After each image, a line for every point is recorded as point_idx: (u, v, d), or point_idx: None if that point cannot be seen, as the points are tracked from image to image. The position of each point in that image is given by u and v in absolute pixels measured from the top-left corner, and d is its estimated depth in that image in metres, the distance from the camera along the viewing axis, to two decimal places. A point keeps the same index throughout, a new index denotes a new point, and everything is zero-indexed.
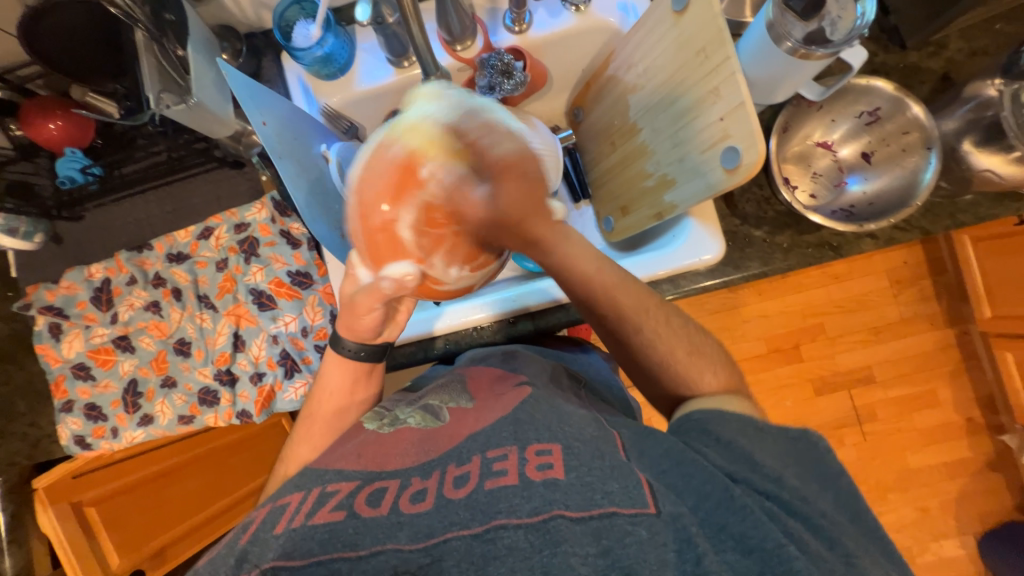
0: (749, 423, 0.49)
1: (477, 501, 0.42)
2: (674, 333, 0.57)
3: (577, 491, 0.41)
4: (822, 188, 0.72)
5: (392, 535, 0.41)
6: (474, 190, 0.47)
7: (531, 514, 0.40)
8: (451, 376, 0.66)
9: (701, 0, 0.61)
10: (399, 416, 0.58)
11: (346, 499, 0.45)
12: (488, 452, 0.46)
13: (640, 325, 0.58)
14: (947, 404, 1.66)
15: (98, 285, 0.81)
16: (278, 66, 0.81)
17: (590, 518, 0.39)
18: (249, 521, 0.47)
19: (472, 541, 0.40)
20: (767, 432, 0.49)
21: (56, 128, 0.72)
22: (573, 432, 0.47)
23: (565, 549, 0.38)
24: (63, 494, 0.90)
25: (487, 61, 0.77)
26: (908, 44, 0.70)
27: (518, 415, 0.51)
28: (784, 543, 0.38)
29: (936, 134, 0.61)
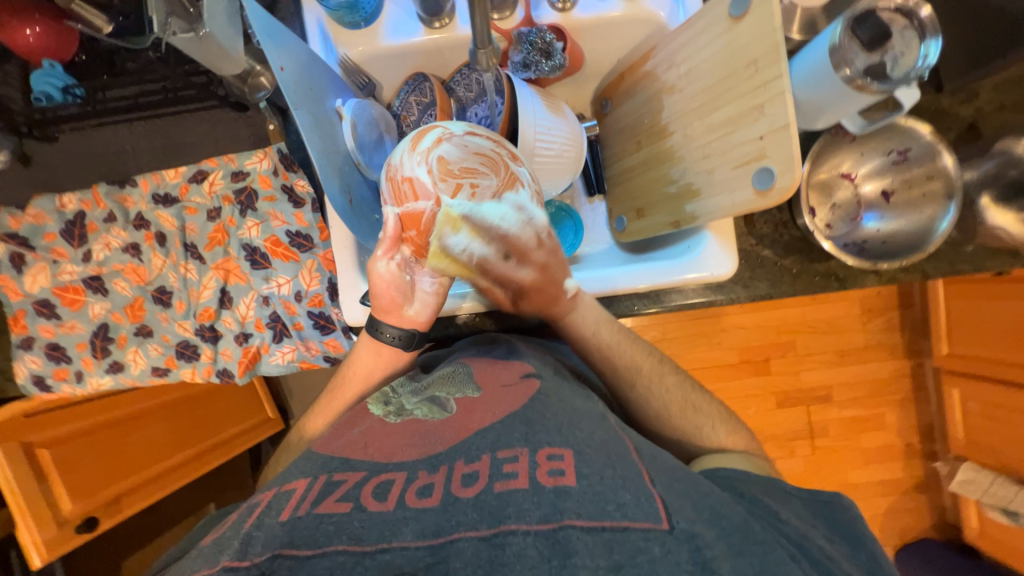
0: (765, 482, 0.54)
1: (485, 503, 0.44)
2: (668, 387, 0.67)
3: (590, 500, 0.44)
4: (838, 220, 0.72)
5: (398, 533, 0.42)
6: (491, 156, 0.58)
7: (540, 521, 0.42)
8: (455, 364, 0.64)
9: (761, 10, 0.59)
10: (405, 406, 0.59)
11: (352, 491, 0.46)
12: (498, 453, 0.48)
13: (640, 368, 0.67)
14: (891, 429, 1.78)
15: (71, 217, 0.75)
16: (295, 5, 0.74)
17: (603, 529, 0.42)
18: (255, 505, 0.48)
19: (480, 544, 0.41)
20: (781, 490, 0.54)
21: (32, 35, 0.65)
22: (582, 438, 0.50)
23: (575, 561, 0.40)
24: (14, 432, 0.85)
25: (527, 35, 0.73)
26: (945, 87, 0.70)
27: (528, 414, 0.53)
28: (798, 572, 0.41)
29: (960, 184, 0.62)
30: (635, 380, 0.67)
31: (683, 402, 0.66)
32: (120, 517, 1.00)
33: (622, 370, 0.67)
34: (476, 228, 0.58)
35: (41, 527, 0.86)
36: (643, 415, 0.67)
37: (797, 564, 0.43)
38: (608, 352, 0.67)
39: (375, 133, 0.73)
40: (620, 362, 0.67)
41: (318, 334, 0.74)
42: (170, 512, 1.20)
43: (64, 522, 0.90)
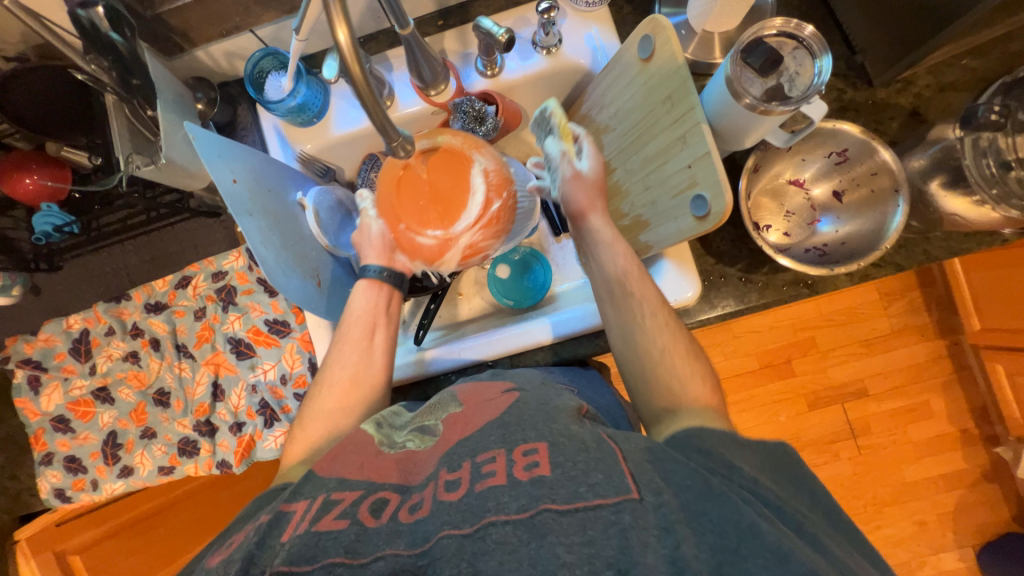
0: (728, 437, 0.51)
1: (468, 505, 0.46)
2: (675, 336, 0.61)
3: (564, 486, 0.45)
4: (795, 225, 0.73)
5: (391, 541, 0.45)
6: (446, 174, 0.70)
7: (519, 511, 0.44)
8: (442, 395, 0.68)
9: (665, 50, 0.62)
10: (396, 438, 0.60)
11: (350, 508, 0.48)
12: (477, 457, 0.50)
13: (656, 305, 0.62)
14: (940, 416, 1.65)
15: (77, 336, 0.82)
16: (253, 114, 0.82)
17: (575, 510, 0.43)
18: (256, 523, 0.50)
19: (464, 541, 0.43)
20: (745, 442, 0.51)
21: (31, 183, 0.74)
22: (555, 429, 0.51)
23: (551, 539, 0.42)
24: (48, 543, 0.92)
25: (460, 105, 0.79)
26: (875, 82, 0.71)
27: (505, 419, 0.55)
28: (756, 521, 0.42)
29: (903, 178, 0.61)
30: (646, 315, 0.62)
31: (688, 352, 0.60)
32: None
33: (636, 300, 0.63)
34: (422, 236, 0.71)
35: None
36: (646, 348, 0.60)
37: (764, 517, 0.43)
38: (623, 286, 0.63)
39: (338, 215, 0.79)
40: (636, 295, 0.63)
41: None
42: None
43: None
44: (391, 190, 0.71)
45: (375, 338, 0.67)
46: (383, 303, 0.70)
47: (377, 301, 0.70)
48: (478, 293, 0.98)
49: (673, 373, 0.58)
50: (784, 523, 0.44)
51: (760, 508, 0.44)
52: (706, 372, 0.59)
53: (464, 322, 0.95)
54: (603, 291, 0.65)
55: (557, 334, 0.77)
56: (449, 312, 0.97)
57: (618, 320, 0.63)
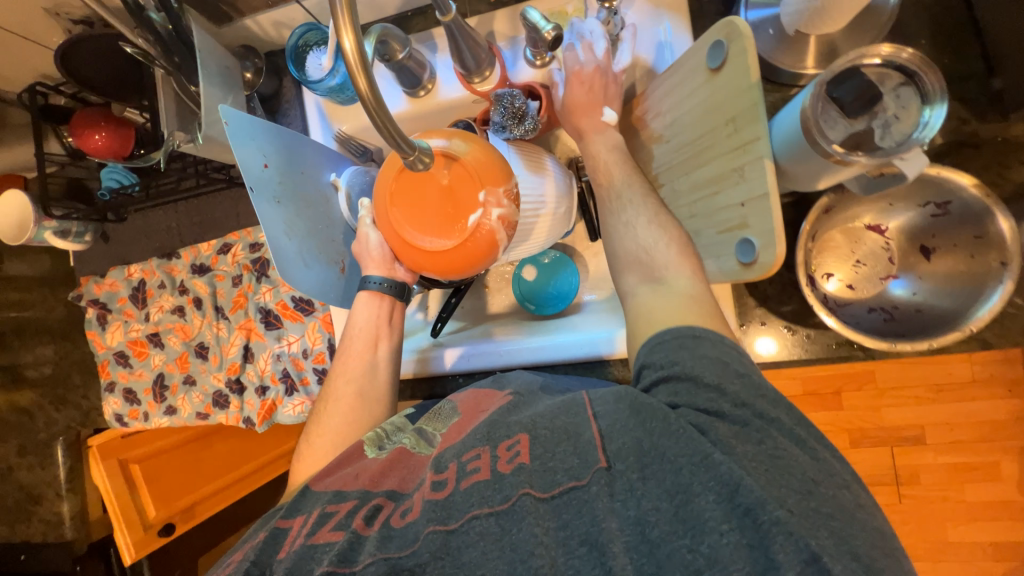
0: (686, 332, 0.49)
1: (452, 502, 0.47)
2: (656, 217, 0.59)
3: (540, 474, 0.45)
4: (863, 279, 0.62)
5: (381, 547, 0.46)
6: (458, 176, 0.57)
7: (502, 501, 0.45)
8: (444, 402, 0.68)
9: (738, 62, 0.52)
10: (393, 440, 0.62)
11: (344, 520, 0.51)
12: (462, 457, 0.51)
13: (630, 185, 0.62)
14: (1010, 483, 1.45)
15: (136, 284, 0.90)
16: (297, 87, 0.81)
17: (552, 497, 0.44)
18: (255, 540, 0.53)
19: (448, 536, 0.45)
20: (706, 341, 0.48)
21: (100, 139, 0.78)
22: (542, 421, 0.50)
23: (529, 522, 0.43)
24: (114, 451, 1.06)
25: (500, 97, 0.71)
26: (1013, 115, 0.57)
27: (493, 420, 0.54)
28: (709, 453, 0.40)
29: (1017, 252, 0.49)
30: (619, 201, 0.61)
31: (665, 229, 0.58)
32: (191, 523, 1.17)
33: (620, 188, 0.62)
34: (424, 240, 0.59)
35: (131, 531, 1.03)
36: (624, 230, 0.60)
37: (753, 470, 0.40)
38: (602, 173, 0.64)
39: None
40: (613, 181, 0.63)
41: None
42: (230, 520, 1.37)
43: (148, 527, 1.07)
44: (388, 188, 0.60)
45: (378, 348, 0.70)
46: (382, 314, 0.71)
47: (379, 313, 0.71)
48: (503, 289, 0.95)
49: (648, 250, 0.57)
50: (745, 441, 0.42)
51: (727, 446, 0.41)
52: (694, 258, 0.56)
53: (489, 317, 0.94)
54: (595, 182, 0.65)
55: (566, 357, 0.75)
56: (471, 304, 0.96)
57: (606, 209, 0.63)
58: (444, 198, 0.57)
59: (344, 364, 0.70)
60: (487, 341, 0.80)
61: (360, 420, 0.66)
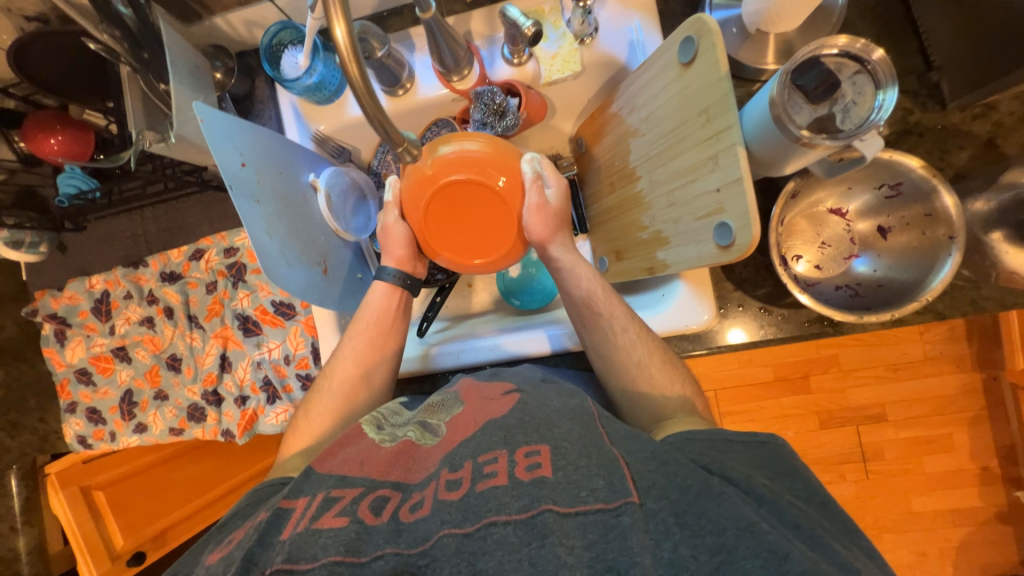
0: (719, 436, 0.52)
1: (470, 504, 0.46)
2: (649, 348, 0.64)
3: (564, 490, 0.45)
4: (828, 260, 0.67)
5: (392, 540, 0.45)
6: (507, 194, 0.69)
7: (520, 511, 0.44)
8: (445, 394, 0.68)
9: (708, 56, 0.55)
10: (398, 432, 0.62)
11: (350, 506, 0.49)
12: (479, 458, 0.50)
13: (628, 319, 0.66)
14: (962, 452, 1.55)
15: (98, 296, 0.86)
16: (271, 88, 0.79)
17: (576, 514, 0.44)
18: (255, 520, 0.52)
19: (463, 539, 0.44)
20: (735, 442, 0.52)
21: (56, 145, 0.74)
22: (565, 433, 0.51)
23: (553, 540, 0.42)
24: (74, 478, 0.99)
25: (481, 95, 0.73)
26: (949, 105, 0.62)
27: (510, 421, 0.54)
28: (755, 522, 0.41)
29: (961, 225, 0.54)
30: (620, 331, 0.65)
31: (662, 359, 0.64)
32: (166, 549, 1.10)
33: (605, 321, 0.66)
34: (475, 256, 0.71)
35: (96, 563, 0.97)
36: (625, 368, 0.64)
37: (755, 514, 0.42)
38: (602, 301, 0.67)
39: (351, 199, 0.78)
40: (609, 315, 0.66)
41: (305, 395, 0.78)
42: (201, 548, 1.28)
43: (115, 557, 1.01)
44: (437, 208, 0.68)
45: (387, 340, 0.71)
46: (392, 301, 0.73)
47: (391, 304, 0.73)
48: (489, 286, 0.96)
49: (654, 383, 0.62)
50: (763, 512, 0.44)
51: (760, 511, 0.43)
52: (683, 372, 0.64)
53: (473, 315, 0.94)
54: (575, 312, 0.68)
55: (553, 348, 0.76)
56: (455, 304, 0.96)
57: (597, 344, 0.66)
58: (484, 212, 0.69)
59: (348, 348, 0.70)
60: (477, 336, 0.81)
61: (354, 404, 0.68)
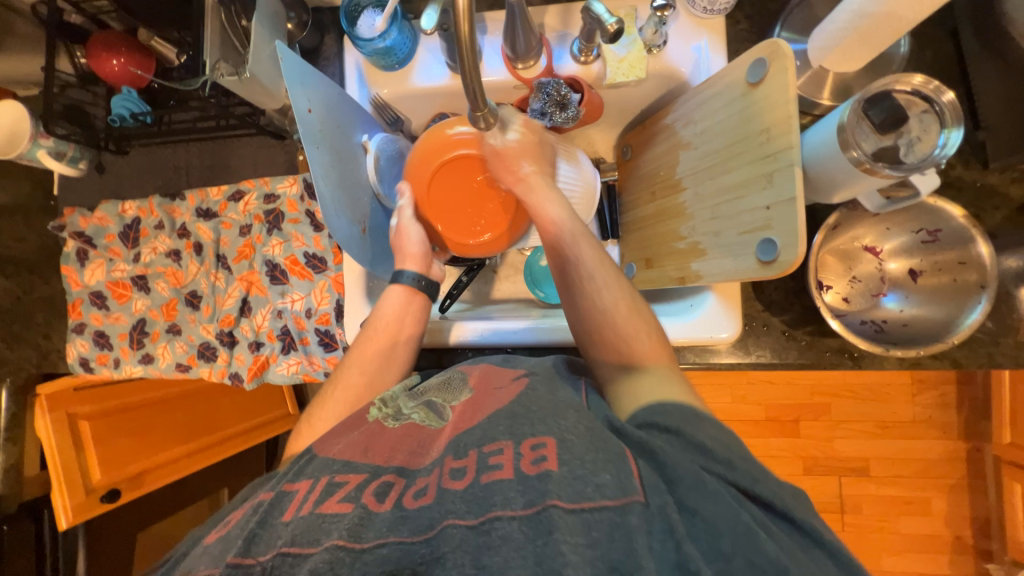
0: (688, 408, 0.50)
1: (473, 494, 0.45)
2: (618, 292, 0.62)
3: (569, 484, 0.43)
4: (857, 294, 0.68)
5: (395, 529, 0.44)
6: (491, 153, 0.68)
7: (526, 506, 0.42)
8: (451, 373, 0.66)
9: (777, 78, 0.57)
10: (402, 409, 0.60)
11: (355, 493, 0.48)
12: (484, 447, 0.49)
13: (599, 263, 0.63)
14: (938, 518, 1.53)
15: (129, 222, 0.86)
16: (339, 47, 0.80)
17: (581, 510, 0.41)
18: (258, 502, 0.51)
19: (468, 532, 0.42)
20: (708, 418, 0.49)
21: (118, 65, 0.73)
22: (570, 426, 0.49)
23: (557, 537, 0.40)
24: (62, 403, 0.96)
25: (545, 85, 0.75)
26: (991, 165, 0.65)
27: (514, 409, 0.53)
28: (755, 529, 0.39)
29: (993, 275, 0.57)
30: (585, 277, 0.63)
31: (632, 307, 0.61)
32: (140, 493, 1.04)
33: (572, 263, 0.64)
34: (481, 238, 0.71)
35: (70, 493, 0.93)
36: (590, 314, 0.62)
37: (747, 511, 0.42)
38: (570, 244, 0.65)
39: (396, 166, 0.79)
40: (580, 258, 0.64)
41: (322, 351, 0.78)
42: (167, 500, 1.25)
43: (90, 491, 0.97)
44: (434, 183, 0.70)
45: (397, 350, 0.67)
46: (404, 313, 0.69)
47: (402, 320, 0.69)
48: (511, 277, 0.95)
49: (627, 335, 0.60)
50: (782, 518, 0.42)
51: (756, 513, 0.42)
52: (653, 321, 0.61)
53: (493, 302, 0.94)
54: (550, 248, 0.67)
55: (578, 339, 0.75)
56: (475, 287, 0.95)
57: (568, 293, 0.64)
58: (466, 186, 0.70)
59: (354, 355, 0.66)
60: (505, 321, 0.78)
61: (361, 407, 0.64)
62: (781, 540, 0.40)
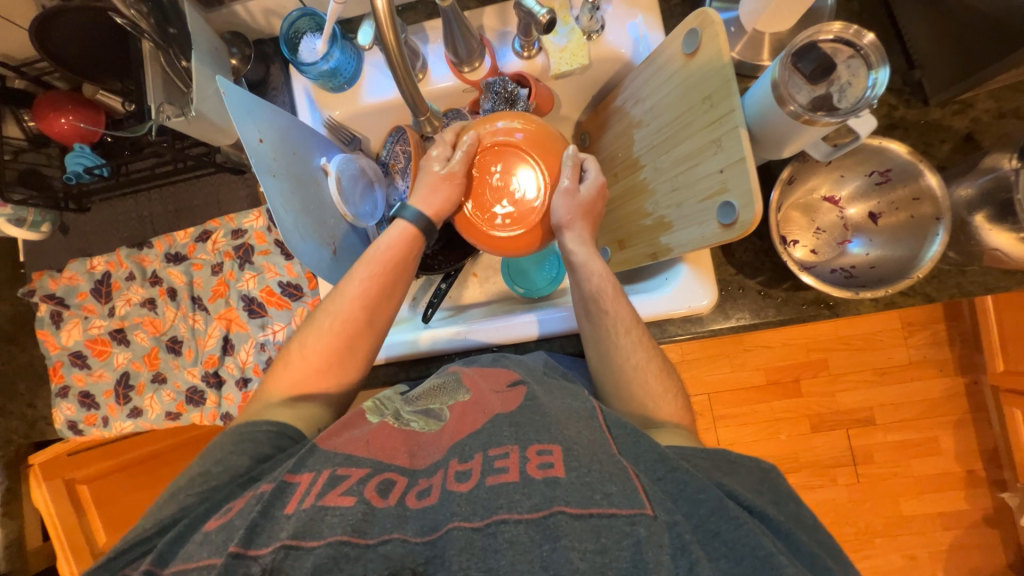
0: (723, 457, 0.51)
1: (478, 497, 0.44)
2: (648, 352, 0.63)
3: (578, 491, 0.44)
4: (824, 244, 0.70)
5: (399, 525, 0.44)
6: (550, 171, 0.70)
7: (531, 510, 0.43)
8: (444, 376, 0.66)
9: (711, 45, 0.59)
10: (402, 414, 0.59)
11: (357, 486, 0.47)
12: (490, 450, 0.48)
13: (635, 321, 0.64)
14: (948, 455, 1.54)
15: (99, 277, 0.85)
16: (286, 75, 0.81)
17: (589, 516, 0.42)
18: (260, 493, 0.48)
19: (473, 534, 0.42)
20: (740, 462, 0.51)
21: (66, 122, 0.73)
22: (576, 435, 0.49)
23: (565, 544, 0.41)
24: (57, 470, 0.94)
25: (492, 84, 0.76)
26: (931, 101, 0.67)
27: (519, 417, 0.52)
28: (774, 552, 0.41)
29: (946, 206, 0.58)
30: (623, 332, 0.64)
31: (660, 367, 0.63)
32: None
33: (610, 318, 0.64)
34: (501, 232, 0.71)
35: (78, 560, 0.92)
36: (621, 365, 0.63)
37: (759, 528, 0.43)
38: (612, 301, 0.65)
39: (361, 184, 0.76)
40: (617, 315, 0.64)
41: None
42: None
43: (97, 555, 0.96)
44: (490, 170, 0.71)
45: (398, 283, 0.66)
46: (405, 241, 0.67)
47: (395, 251, 0.66)
48: (491, 278, 0.95)
49: (651, 394, 0.61)
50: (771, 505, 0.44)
51: (777, 543, 0.43)
52: (671, 379, 0.63)
53: (476, 304, 0.94)
54: (585, 301, 0.67)
55: (563, 330, 0.76)
56: (456, 292, 0.95)
57: (597, 345, 0.65)
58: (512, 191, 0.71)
59: (354, 288, 0.63)
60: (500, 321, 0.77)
61: (354, 347, 0.63)
62: (787, 554, 0.42)
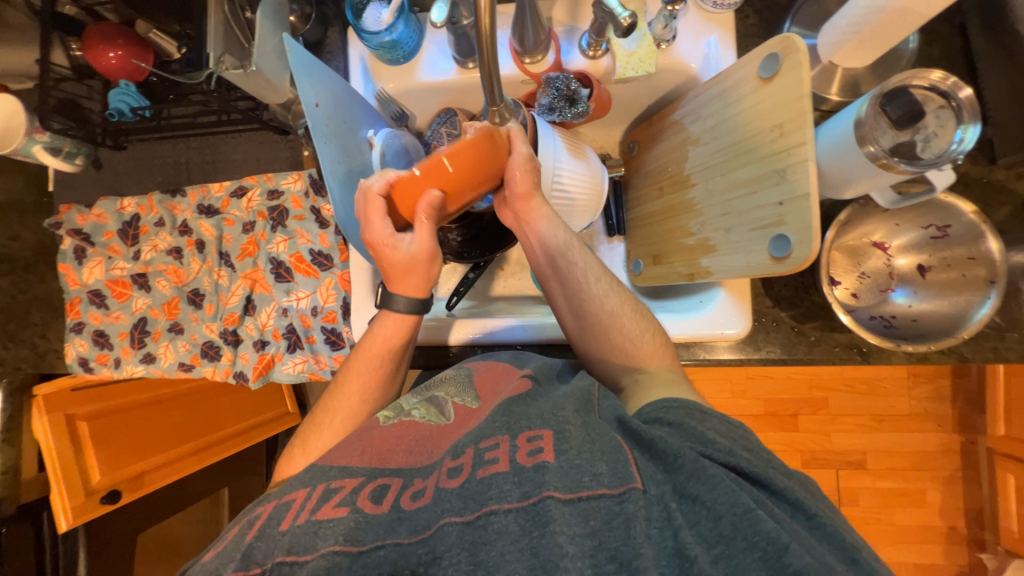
0: (694, 407, 0.51)
1: (469, 490, 0.42)
2: (619, 295, 0.65)
3: (566, 474, 0.42)
4: (865, 289, 0.69)
5: (392, 531, 0.42)
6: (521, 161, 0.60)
7: (521, 498, 0.41)
8: (458, 369, 0.65)
9: (791, 74, 0.57)
10: (403, 407, 0.57)
11: (350, 497, 0.44)
12: (480, 443, 0.46)
13: (600, 270, 0.66)
14: (933, 509, 1.55)
15: (128, 219, 0.85)
16: (343, 40, 0.79)
17: (577, 499, 0.41)
18: (255, 517, 0.46)
19: (464, 529, 0.40)
20: (711, 414, 0.50)
21: (114, 58, 0.70)
22: (581, 441, 0.45)
23: (553, 529, 0.39)
24: (59, 404, 0.94)
25: (554, 80, 0.74)
26: (998, 161, 0.65)
27: (510, 406, 0.51)
28: (753, 508, 0.39)
29: (1003, 271, 0.58)
30: (592, 281, 0.65)
31: (634, 305, 0.65)
32: (143, 492, 1.03)
33: (579, 270, 0.65)
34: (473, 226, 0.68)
35: (71, 495, 0.91)
36: (596, 312, 0.64)
37: (750, 497, 0.41)
38: (578, 254, 0.65)
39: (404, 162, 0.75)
40: (584, 267, 0.65)
41: (328, 349, 0.79)
42: (166, 503, 1.23)
43: (91, 492, 0.95)
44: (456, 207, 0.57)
45: (397, 371, 0.64)
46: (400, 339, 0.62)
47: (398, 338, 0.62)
48: (518, 274, 0.94)
49: (633, 336, 0.63)
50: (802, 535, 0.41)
51: (755, 494, 0.42)
52: (649, 316, 0.65)
53: (500, 299, 0.93)
54: (550, 261, 0.65)
55: None
56: (481, 284, 0.94)
57: (568, 300, 0.66)
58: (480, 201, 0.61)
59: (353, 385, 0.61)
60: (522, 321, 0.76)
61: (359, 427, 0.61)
62: (781, 516, 0.41)
